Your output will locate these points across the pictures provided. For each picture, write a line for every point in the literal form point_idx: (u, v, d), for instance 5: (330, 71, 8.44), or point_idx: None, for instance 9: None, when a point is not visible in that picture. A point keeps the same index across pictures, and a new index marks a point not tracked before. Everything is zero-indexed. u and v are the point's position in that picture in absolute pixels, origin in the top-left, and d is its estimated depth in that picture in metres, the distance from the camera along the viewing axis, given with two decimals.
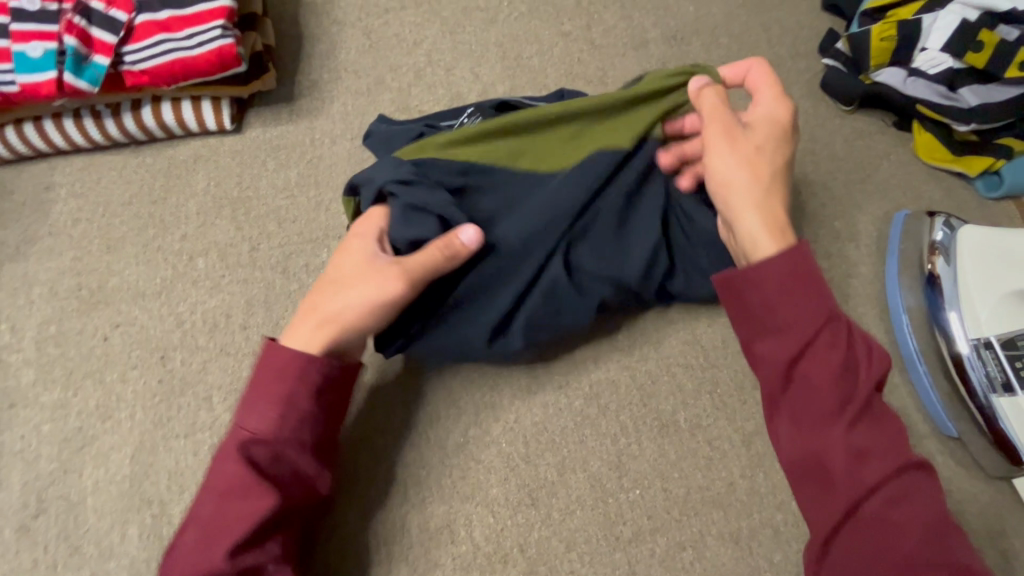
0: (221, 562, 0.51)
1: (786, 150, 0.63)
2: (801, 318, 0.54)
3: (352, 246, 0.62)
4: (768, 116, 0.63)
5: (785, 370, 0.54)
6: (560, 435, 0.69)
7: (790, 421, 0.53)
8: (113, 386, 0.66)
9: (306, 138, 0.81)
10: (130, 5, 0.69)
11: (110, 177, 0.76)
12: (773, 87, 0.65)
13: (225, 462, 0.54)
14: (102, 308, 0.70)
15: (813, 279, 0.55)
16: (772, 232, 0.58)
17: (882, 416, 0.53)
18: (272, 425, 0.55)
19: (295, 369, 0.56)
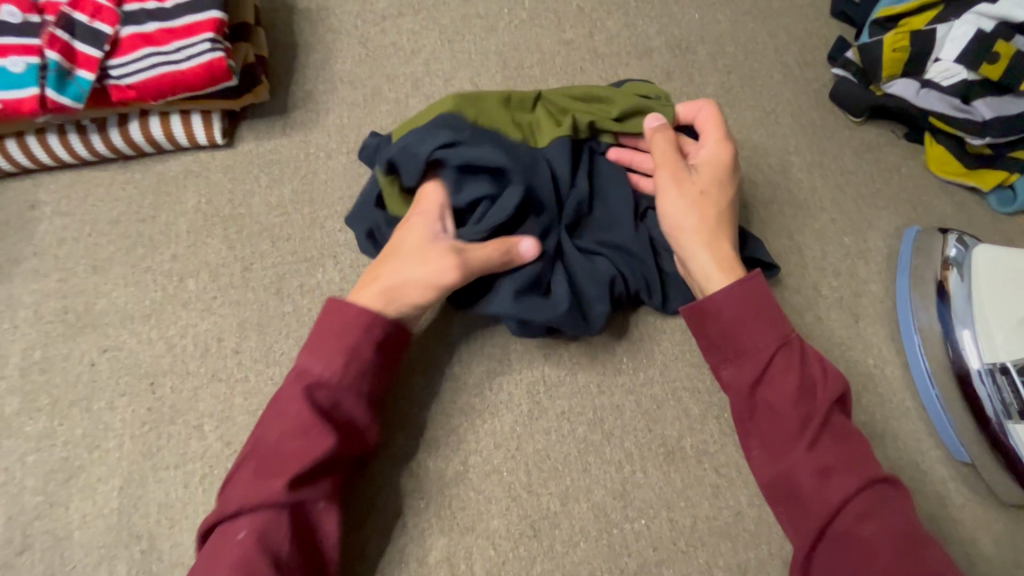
0: (280, 492, 0.54)
1: (730, 189, 0.70)
2: (760, 347, 0.62)
3: (415, 224, 0.64)
4: (713, 159, 0.71)
5: (748, 395, 0.62)
6: (563, 463, 0.67)
7: (758, 443, 0.62)
8: (101, 414, 0.64)
9: (300, 153, 0.79)
10: (115, 17, 0.66)
11: (97, 195, 0.73)
12: (718, 130, 0.72)
13: (287, 400, 0.58)
14: (89, 331, 0.67)
15: (764, 309, 0.64)
16: (720, 268, 0.66)
17: (841, 429, 0.61)
18: (335, 370, 0.58)
19: (362, 320, 0.60)
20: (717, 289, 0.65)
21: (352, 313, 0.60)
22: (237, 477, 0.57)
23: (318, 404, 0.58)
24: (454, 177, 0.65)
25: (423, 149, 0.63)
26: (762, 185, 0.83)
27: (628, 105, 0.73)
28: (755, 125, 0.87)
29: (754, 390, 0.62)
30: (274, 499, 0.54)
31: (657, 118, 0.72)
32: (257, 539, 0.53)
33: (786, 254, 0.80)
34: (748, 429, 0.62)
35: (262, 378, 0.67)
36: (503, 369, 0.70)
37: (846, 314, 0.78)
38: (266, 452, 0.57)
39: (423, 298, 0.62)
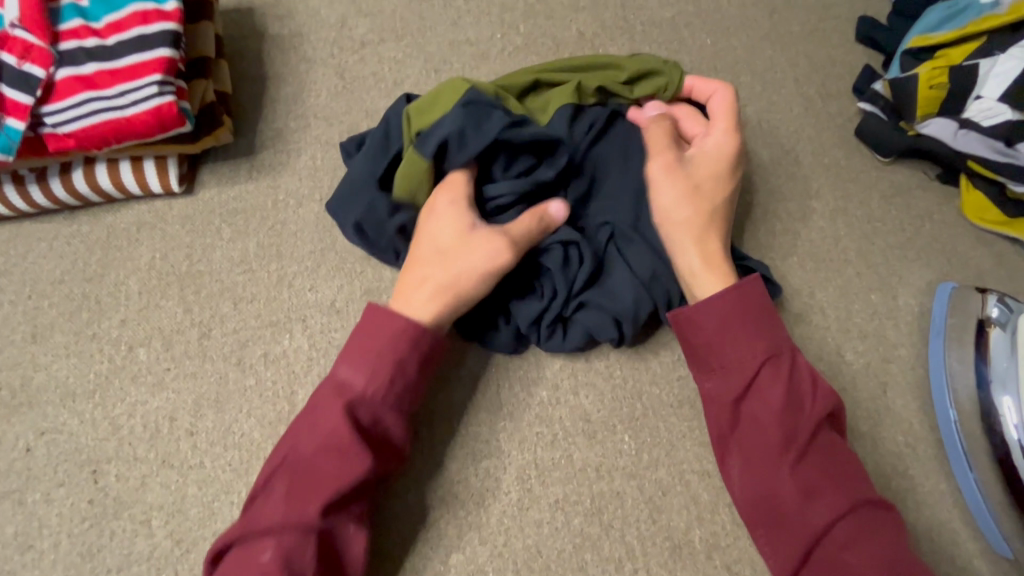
0: (313, 517, 0.51)
1: (726, 184, 0.66)
2: (746, 354, 0.58)
3: (449, 213, 0.62)
4: (713, 154, 0.67)
5: (733, 406, 0.58)
6: (557, 561, 0.60)
7: (739, 459, 0.57)
8: (36, 508, 0.57)
9: (268, 200, 0.71)
10: (48, 58, 0.58)
11: (39, 251, 0.66)
12: (727, 121, 0.68)
13: (324, 413, 0.55)
14: (25, 411, 0.60)
15: (751, 320, 0.59)
16: (712, 272, 0.62)
17: (833, 446, 0.56)
18: (380, 388, 0.56)
19: (408, 334, 0.57)
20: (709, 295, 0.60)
21: (399, 321, 0.57)
22: (266, 494, 0.53)
23: (357, 422, 0.55)
24: (499, 155, 0.64)
25: (489, 134, 0.61)
26: (780, 234, 0.76)
27: (639, 67, 0.71)
28: (773, 165, 0.79)
29: (735, 403, 0.58)
30: (309, 521, 0.51)
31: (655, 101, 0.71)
32: (282, 565, 0.50)
33: (807, 314, 0.72)
34: (727, 446, 0.58)
35: (219, 464, 0.60)
36: (491, 450, 0.63)
37: (873, 383, 0.70)
38: (296, 472, 0.53)
39: (480, 288, 0.61)
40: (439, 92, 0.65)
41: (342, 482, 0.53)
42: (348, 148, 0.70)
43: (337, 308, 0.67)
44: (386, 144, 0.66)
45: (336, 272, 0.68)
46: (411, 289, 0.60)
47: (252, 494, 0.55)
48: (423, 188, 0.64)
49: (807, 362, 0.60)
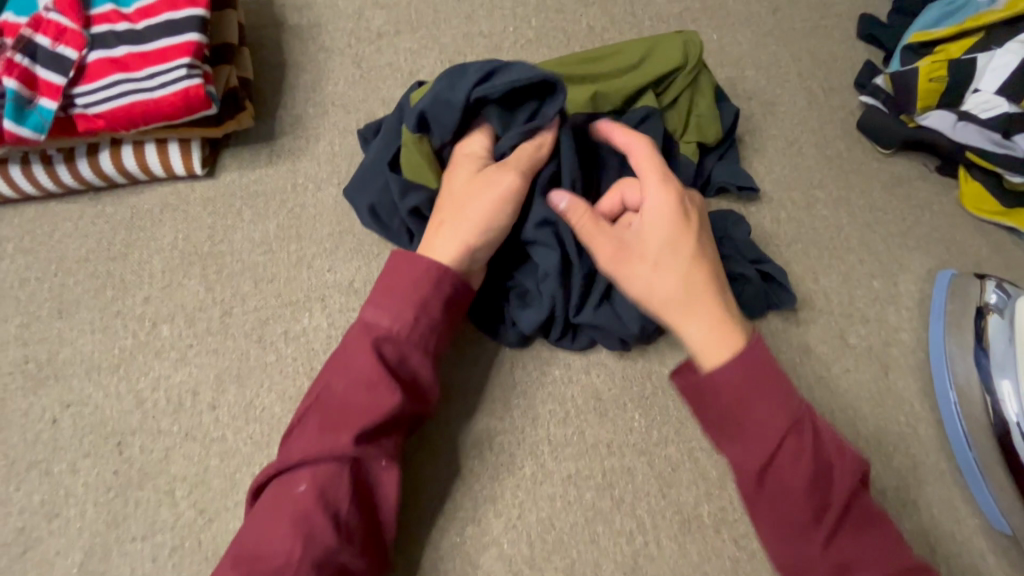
0: (347, 445, 0.52)
1: (688, 236, 0.59)
2: (771, 423, 0.51)
3: (465, 161, 0.63)
4: (659, 208, 0.59)
5: (756, 483, 0.52)
6: (569, 533, 0.61)
7: (768, 526, 0.52)
8: (62, 478, 0.58)
9: (287, 184, 0.73)
10: (81, 40, 0.60)
11: (64, 230, 0.67)
12: (654, 170, 0.61)
13: (353, 353, 0.55)
14: (51, 384, 0.61)
15: (769, 380, 0.53)
16: (710, 339, 0.55)
17: (866, 511, 0.52)
18: (407, 325, 0.56)
19: (432, 274, 0.57)
20: (716, 365, 0.54)
21: (422, 263, 0.57)
22: (303, 427, 0.54)
23: (385, 359, 0.55)
24: (492, 110, 0.63)
25: (465, 87, 0.60)
26: (784, 222, 0.78)
27: (638, 51, 0.74)
28: (777, 156, 0.82)
29: (756, 480, 0.52)
30: (341, 449, 0.51)
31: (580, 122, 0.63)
32: (319, 494, 0.50)
33: (811, 299, 0.74)
34: (754, 510, 0.53)
35: (241, 437, 0.61)
36: (505, 426, 0.65)
37: (875, 366, 0.72)
38: (327, 410, 0.54)
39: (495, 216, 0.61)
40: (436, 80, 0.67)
41: (375, 413, 0.53)
42: (367, 134, 0.73)
43: (354, 288, 0.68)
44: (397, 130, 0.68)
45: (354, 254, 0.70)
46: (436, 238, 0.60)
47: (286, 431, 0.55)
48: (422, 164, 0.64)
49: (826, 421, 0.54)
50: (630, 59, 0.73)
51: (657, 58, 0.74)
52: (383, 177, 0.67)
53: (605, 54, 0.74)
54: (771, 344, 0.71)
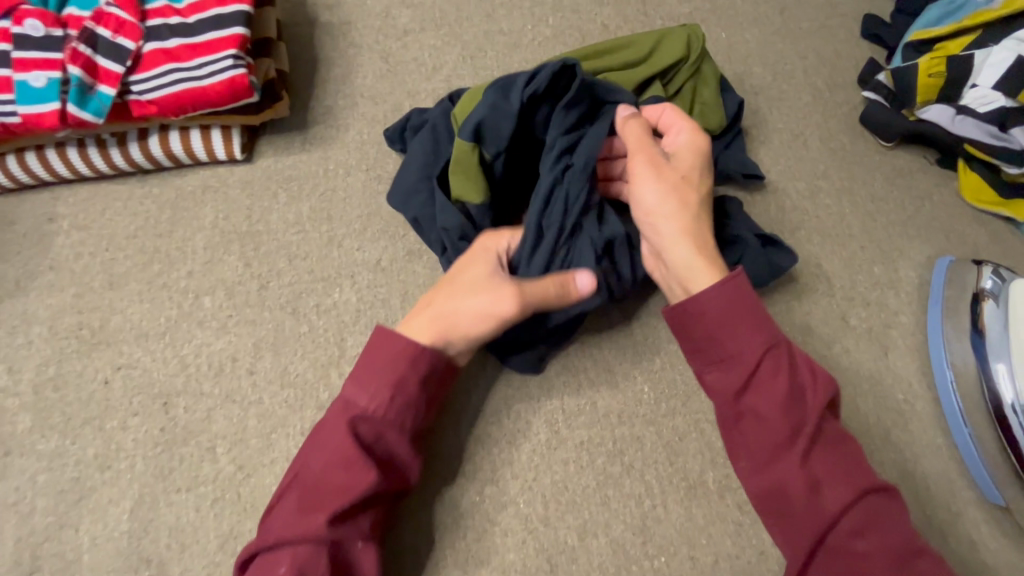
0: (321, 528, 0.52)
1: (708, 177, 0.66)
2: (751, 344, 0.57)
3: (483, 257, 0.63)
4: (688, 146, 0.66)
5: (733, 402, 0.57)
6: (581, 495, 0.65)
7: (745, 454, 0.56)
8: (113, 434, 0.63)
9: (319, 169, 0.78)
10: (138, 33, 0.66)
11: (115, 208, 0.73)
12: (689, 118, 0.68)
13: (330, 430, 0.56)
14: (103, 348, 0.66)
15: (749, 307, 0.58)
16: (703, 262, 0.61)
17: (840, 437, 0.56)
18: (383, 405, 0.57)
19: (409, 353, 0.58)
20: (702, 287, 0.60)
21: (404, 341, 0.58)
22: (279, 509, 0.55)
23: (361, 438, 0.56)
24: (545, 112, 0.67)
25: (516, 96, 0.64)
26: (789, 211, 0.82)
27: (647, 43, 0.78)
28: (783, 148, 0.85)
29: (736, 399, 0.57)
30: (314, 534, 0.52)
31: (592, 282, 0.61)
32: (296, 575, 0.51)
33: (813, 282, 0.78)
34: (734, 440, 0.57)
35: (277, 400, 0.66)
36: (521, 396, 0.69)
37: (875, 346, 0.75)
38: (308, 481, 0.55)
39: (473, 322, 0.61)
40: (471, 98, 0.70)
41: (350, 495, 0.54)
42: (392, 137, 0.77)
43: (382, 266, 0.73)
44: (437, 149, 0.70)
45: (381, 235, 0.74)
46: (416, 322, 0.61)
47: (268, 507, 0.57)
48: (472, 180, 0.66)
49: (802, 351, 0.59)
50: (639, 57, 0.77)
51: (663, 56, 0.78)
52: (428, 191, 0.69)
53: (616, 45, 0.78)
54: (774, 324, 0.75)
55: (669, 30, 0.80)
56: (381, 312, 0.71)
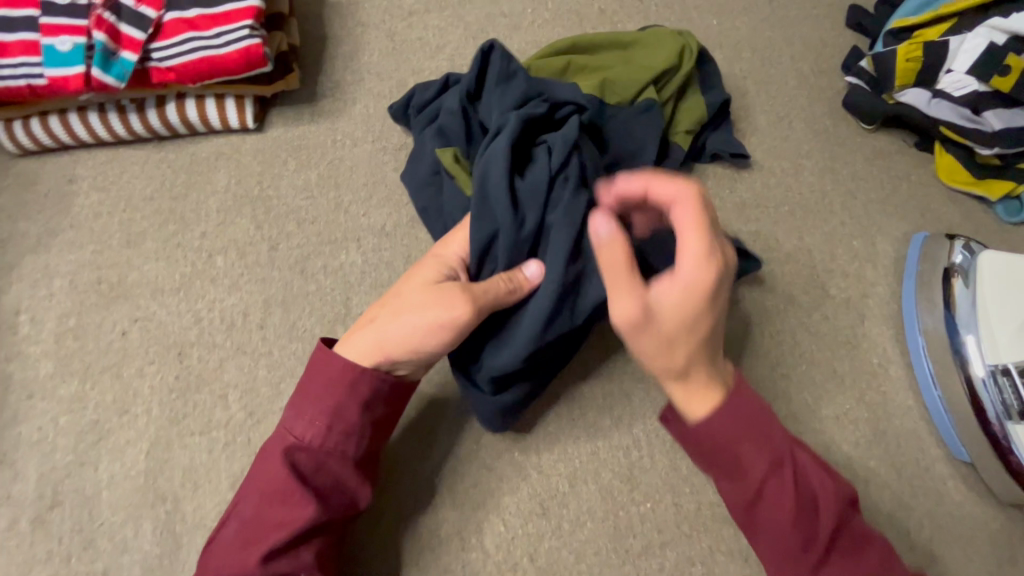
0: (255, 564, 0.53)
1: (708, 318, 0.51)
2: (759, 461, 0.52)
3: (432, 266, 0.63)
4: (689, 282, 0.50)
5: (745, 513, 0.54)
6: (572, 446, 0.69)
7: (763, 557, 0.55)
8: (131, 380, 0.67)
9: (327, 140, 0.81)
10: (160, 3, 0.70)
11: (132, 172, 0.76)
12: (700, 235, 0.51)
13: (268, 461, 0.57)
14: (121, 301, 0.70)
15: (757, 422, 0.53)
16: (698, 402, 0.54)
17: (855, 536, 0.54)
18: (319, 434, 0.57)
19: (345, 378, 0.58)
20: (699, 425, 0.54)
21: (336, 366, 0.58)
22: (220, 539, 0.56)
23: (299, 469, 0.56)
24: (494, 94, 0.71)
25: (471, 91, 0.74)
26: (774, 187, 0.86)
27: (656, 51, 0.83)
28: (769, 130, 0.90)
29: (743, 512, 0.54)
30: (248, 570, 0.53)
31: (541, 268, 0.62)
32: None
33: (796, 254, 0.82)
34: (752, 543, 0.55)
35: (286, 352, 0.69)
36: None
37: (853, 314, 0.79)
38: (248, 515, 0.56)
39: (415, 328, 0.58)
40: None
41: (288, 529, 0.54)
42: (396, 114, 0.80)
43: (386, 231, 0.77)
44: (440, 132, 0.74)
45: (386, 202, 0.78)
46: (360, 333, 0.60)
47: (211, 536, 0.58)
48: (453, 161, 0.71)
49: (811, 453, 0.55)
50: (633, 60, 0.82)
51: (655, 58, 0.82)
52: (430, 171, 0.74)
53: (625, 51, 0.83)
54: (757, 292, 0.79)
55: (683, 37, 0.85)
56: (386, 274, 0.74)
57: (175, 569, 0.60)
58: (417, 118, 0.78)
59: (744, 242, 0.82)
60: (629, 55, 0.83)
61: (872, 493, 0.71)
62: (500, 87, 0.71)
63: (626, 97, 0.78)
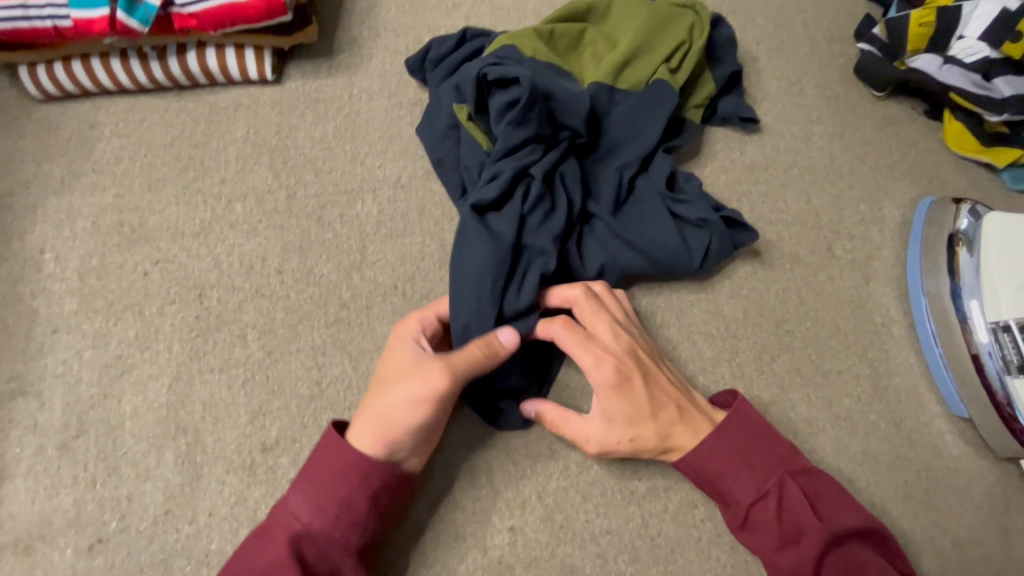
0: None
1: (643, 403, 0.62)
2: (745, 491, 0.59)
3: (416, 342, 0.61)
4: (603, 397, 0.62)
5: (741, 527, 0.60)
6: (580, 392, 0.70)
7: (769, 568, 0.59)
8: (152, 319, 0.69)
9: (344, 94, 0.82)
10: None
11: (152, 120, 0.78)
12: (584, 353, 0.62)
13: (270, 543, 0.53)
14: (142, 243, 0.72)
15: (733, 439, 0.61)
16: (685, 435, 0.62)
17: (854, 558, 0.56)
18: (327, 524, 0.54)
19: (356, 468, 0.55)
20: (683, 459, 0.62)
21: (349, 456, 0.55)
22: None
23: (304, 558, 0.53)
24: (498, 99, 0.69)
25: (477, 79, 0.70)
26: (783, 151, 0.87)
27: (679, 28, 0.83)
28: (780, 95, 0.91)
29: (737, 531, 0.61)
30: None
31: (515, 334, 0.61)
32: None
33: (803, 215, 0.83)
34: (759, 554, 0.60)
35: (303, 297, 0.71)
36: None
37: (857, 274, 0.81)
38: None
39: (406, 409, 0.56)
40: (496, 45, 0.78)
41: None
42: (413, 66, 0.82)
43: (402, 183, 0.78)
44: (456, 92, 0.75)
45: (401, 155, 0.79)
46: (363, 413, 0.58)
47: None
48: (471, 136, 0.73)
49: (799, 468, 0.60)
50: (645, 32, 0.81)
51: (668, 35, 0.82)
52: (446, 129, 0.75)
53: (649, 18, 0.82)
54: (765, 251, 0.80)
55: (700, 17, 0.85)
56: (400, 224, 0.76)
57: (195, 496, 0.62)
58: (434, 71, 0.80)
59: (753, 202, 0.83)
60: (653, 22, 0.82)
61: (872, 445, 0.72)
62: (511, 107, 0.68)
63: (637, 80, 0.79)
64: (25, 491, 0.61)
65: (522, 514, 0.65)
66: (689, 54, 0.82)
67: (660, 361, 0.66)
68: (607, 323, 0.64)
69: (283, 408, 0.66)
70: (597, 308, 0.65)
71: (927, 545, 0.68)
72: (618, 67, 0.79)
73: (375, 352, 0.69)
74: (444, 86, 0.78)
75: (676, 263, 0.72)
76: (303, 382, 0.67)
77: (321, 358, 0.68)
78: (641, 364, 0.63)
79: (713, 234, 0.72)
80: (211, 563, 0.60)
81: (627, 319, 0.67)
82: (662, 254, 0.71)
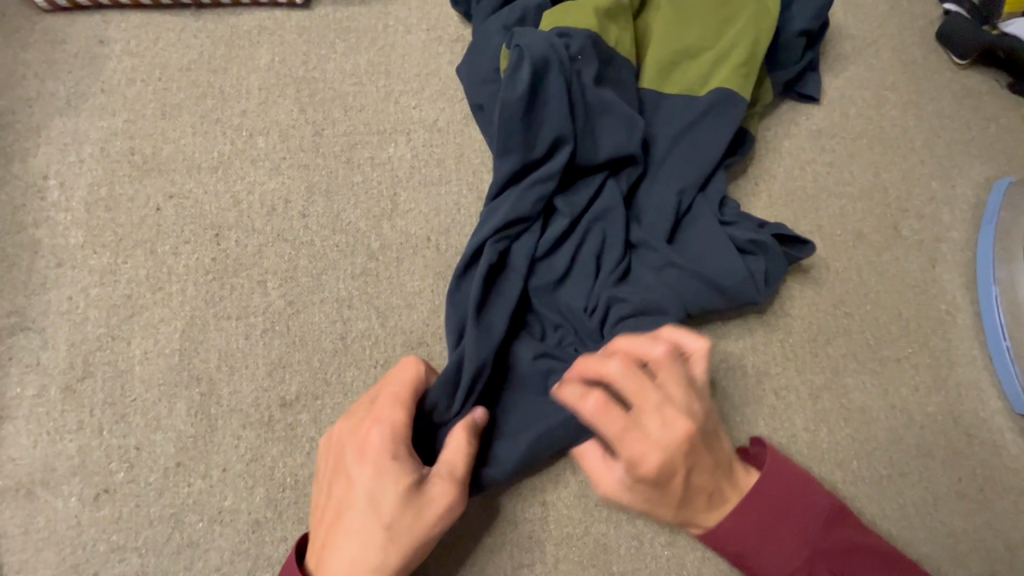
0: None
1: (674, 495, 0.51)
2: (770, 568, 0.55)
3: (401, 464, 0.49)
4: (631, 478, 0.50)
5: None
6: None
7: None
8: (166, 258, 0.63)
9: (378, 24, 0.75)
10: None
11: (168, 40, 0.71)
12: (624, 445, 0.49)
13: None
14: (155, 175, 0.66)
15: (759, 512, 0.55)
16: (713, 508, 0.55)
17: None
18: None
19: None
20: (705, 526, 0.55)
21: None
22: None
23: None
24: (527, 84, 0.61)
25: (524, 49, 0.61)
26: (853, 118, 0.80)
27: (754, 18, 0.72)
28: (853, 57, 0.83)
29: None
30: None
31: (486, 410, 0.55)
32: None
33: (869, 189, 0.77)
34: None
35: (328, 244, 0.65)
36: None
37: (923, 257, 0.75)
38: None
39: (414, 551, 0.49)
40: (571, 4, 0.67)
41: None
42: None
43: (438, 126, 0.71)
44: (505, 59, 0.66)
45: (439, 96, 0.72)
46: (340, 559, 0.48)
47: None
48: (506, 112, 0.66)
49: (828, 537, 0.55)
50: (697, 32, 0.71)
51: (728, 33, 0.71)
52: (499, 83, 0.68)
53: (718, 12, 0.72)
54: (826, 226, 0.74)
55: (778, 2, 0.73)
56: (436, 171, 0.69)
57: (209, 449, 0.58)
58: (479, 5, 0.72)
59: (816, 172, 0.77)
60: (719, 17, 0.72)
61: (928, 439, 0.68)
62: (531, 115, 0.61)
63: (692, 84, 0.70)
64: (27, 434, 0.57)
65: (555, 488, 0.61)
66: (752, 58, 0.71)
67: (712, 439, 0.53)
68: (658, 406, 0.49)
69: (305, 361, 0.61)
70: (643, 385, 0.49)
71: (977, 545, 0.64)
72: (666, 67, 0.71)
73: (405, 309, 0.63)
74: (501, 29, 0.69)
75: (743, 292, 0.62)
76: (327, 336, 0.62)
77: (347, 311, 0.63)
78: (690, 457, 0.50)
79: (768, 259, 0.64)
80: (224, 520, 0.56)
81: (693, 395, 0.51)
82: (726, 281, 0.62)
